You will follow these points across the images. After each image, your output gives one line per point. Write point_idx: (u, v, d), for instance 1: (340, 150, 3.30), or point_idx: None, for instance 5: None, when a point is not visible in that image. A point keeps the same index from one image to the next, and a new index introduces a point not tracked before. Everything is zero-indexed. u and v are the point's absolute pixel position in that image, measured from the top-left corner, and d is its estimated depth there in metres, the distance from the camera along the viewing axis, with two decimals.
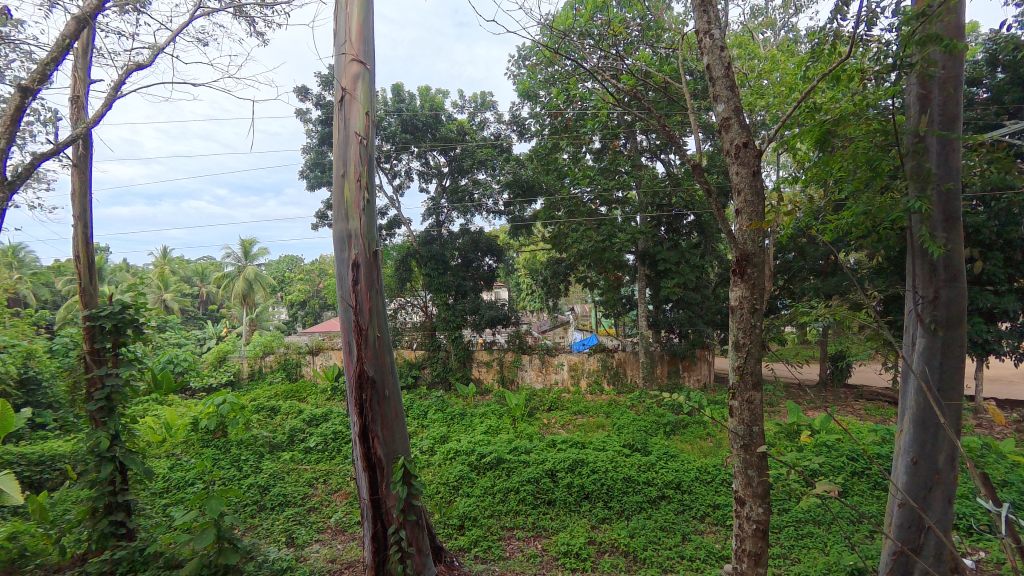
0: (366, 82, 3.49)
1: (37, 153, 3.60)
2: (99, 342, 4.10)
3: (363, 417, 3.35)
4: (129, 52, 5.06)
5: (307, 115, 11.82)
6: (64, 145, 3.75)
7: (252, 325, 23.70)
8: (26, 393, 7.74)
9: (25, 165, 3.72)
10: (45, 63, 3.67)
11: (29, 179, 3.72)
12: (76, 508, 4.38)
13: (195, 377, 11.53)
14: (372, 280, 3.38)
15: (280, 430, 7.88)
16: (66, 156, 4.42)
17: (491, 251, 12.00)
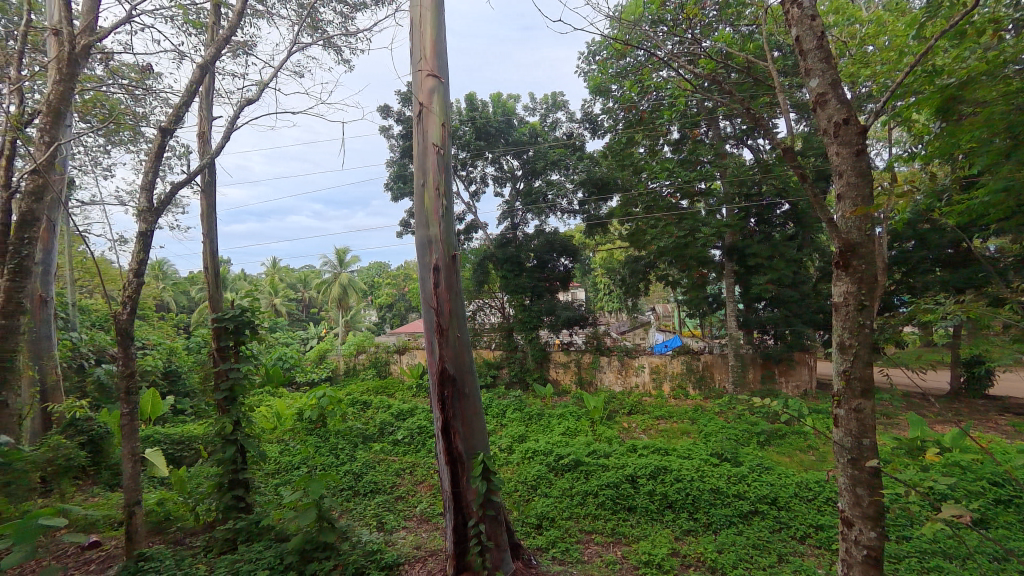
0: (441, 94, 3.66)
1: (174, 182, 4.25)
2: (224, 340, 4.73)
3: (444, 413, 3.50)
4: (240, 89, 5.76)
5: (390, 130, 12.72)
6: (194, 174, 4.38)
7: (347, 325, 26.11)
8: (171, 383, 9.21)
9: (165, 193, 4.41)
10: (179, 107, 4.34)
11: (168, 206, 4.41)
12: (207, 484, 5.11)
13: (300, 373, 12.95)
14: (452, 282, 3.52)
15: (372, 423, 8.55)
16: (196, 184, 5.18)
17: (566, 251, 11.94)
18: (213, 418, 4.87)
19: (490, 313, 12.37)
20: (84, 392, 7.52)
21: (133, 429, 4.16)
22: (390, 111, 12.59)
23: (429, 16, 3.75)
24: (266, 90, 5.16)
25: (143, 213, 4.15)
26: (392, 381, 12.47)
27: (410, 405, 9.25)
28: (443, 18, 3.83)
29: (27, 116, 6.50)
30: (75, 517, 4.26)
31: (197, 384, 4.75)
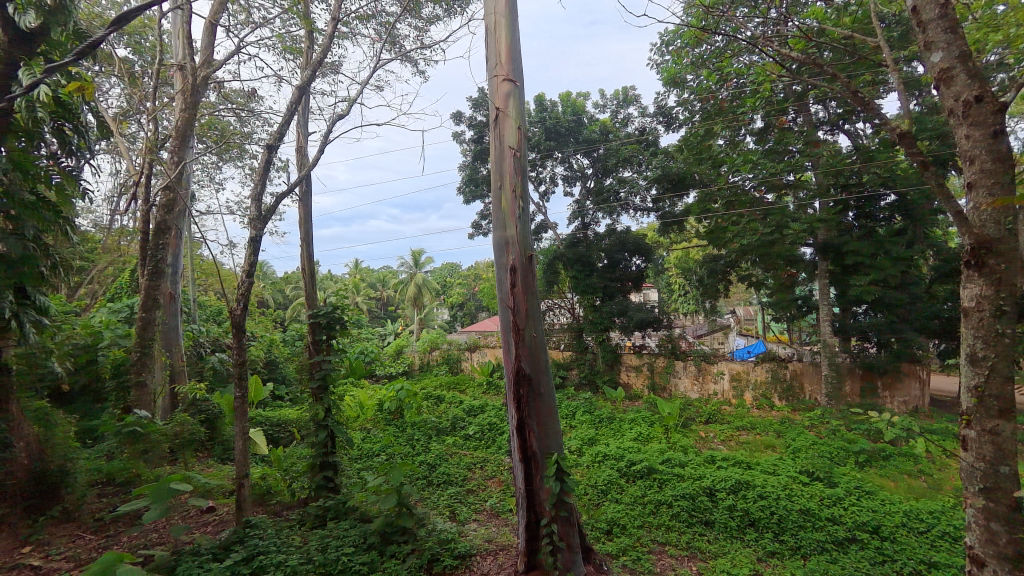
0: (516, 98, 3.72)
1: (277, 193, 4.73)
2: (318, 334, 5.19)
3: (519, 411, 3.55)
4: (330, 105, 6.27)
5: (462, 136, 13.18)
6: (293, 185, 4.84)
7: (421, 323, 27.43)
8: (272, 371, 10.29)
9: (270, 203, 4.92)
10: (282, 125, 4.82)
11: (273, 214, 4.92)
12: (302, 463, 5.64)
13: (380, 366, 13.86)
14: (528, 282, 3.57)
15: (445, 417, 8.92)
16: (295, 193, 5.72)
17: (639, 251, 11.63)
18: (308, 404, 5.35)
19: (559, 313, 12.35)
20: (202, 376, 8.64)
21: (243, 410, 4.70)
22: (462, 116, 13.04)
23: (503, 21, 3.83)
24: (353, 105, 5.59)
25: (253, 220, 4.67)
26: (463, 378, 12.92)
27: (481, 402, 9.53)
28: (517, 24, 3.89)
29: (162, 140, 7.62)
30: (198, 484, 4.91)
31: (295, 373, 5.24)
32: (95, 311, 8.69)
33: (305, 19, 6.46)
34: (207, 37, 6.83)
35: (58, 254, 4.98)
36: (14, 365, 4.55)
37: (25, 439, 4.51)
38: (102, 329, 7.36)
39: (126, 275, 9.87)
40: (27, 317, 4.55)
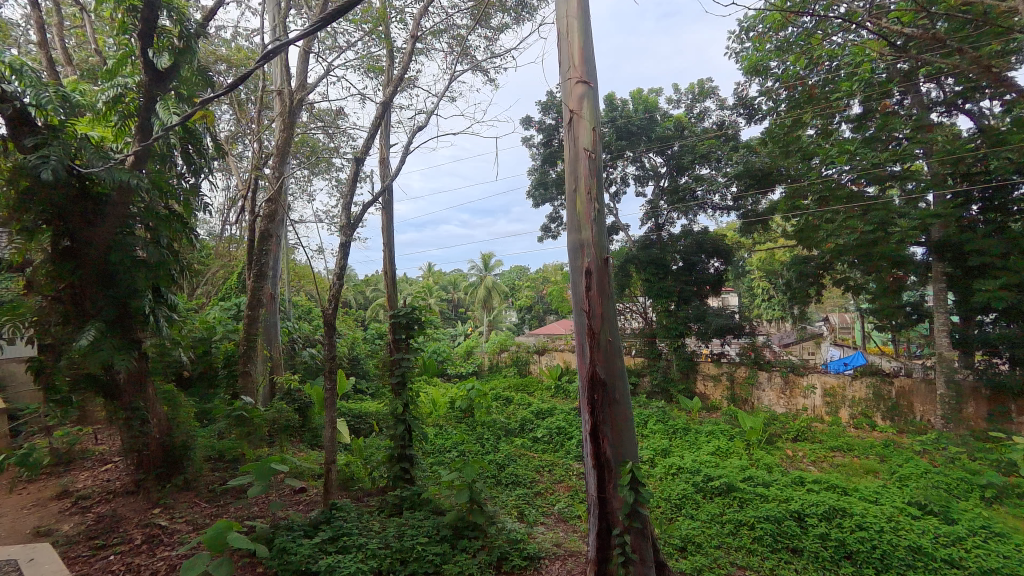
0: (591, 99, 3.69)
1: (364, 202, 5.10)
2: (398, 333, 5.53)
3: (593, 416, 3.50)
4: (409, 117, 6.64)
5: (531, 140, 13.33)
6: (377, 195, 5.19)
7: (490, 325, 28.12)
8: (355, 367, 11.12)
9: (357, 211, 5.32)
10: (368, 139, 5.20)
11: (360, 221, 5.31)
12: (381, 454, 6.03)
13: (452, 365, 14.44)
14: (603, 285, 3.52)
15: (514, 418, 9.16)
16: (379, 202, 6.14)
17: (717, 252, 11.02)
18: (388, 398, 5.70)
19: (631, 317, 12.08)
20: (297, 368, 9.56)
21: (332, 401, 5.13)
22: (531, 121, 13.19)
23: (576, 24, 3.82)
24: (430, 117, 5.88)
25: (343, 227, 5.09)
26: (532, 380, 13.12)
27: (548, 405, 9.72)
28: (590, 25, 3.87)
29: (264, 159, 8.56)
30: (293, 466, 5.44)
31: (377, 368, 5.61)
32: (212, 308, 9.98)
33: (387, 39, 6.90)
34: (301, 64, 7.57)
35: (185, 259, 5.78)
36: (152, 353, 5.35)
37: (158, 416, 5.28)
38: (216, 324, 8.42)
39: (235, 277, 11.20)
40: (162, 313, 5.30)
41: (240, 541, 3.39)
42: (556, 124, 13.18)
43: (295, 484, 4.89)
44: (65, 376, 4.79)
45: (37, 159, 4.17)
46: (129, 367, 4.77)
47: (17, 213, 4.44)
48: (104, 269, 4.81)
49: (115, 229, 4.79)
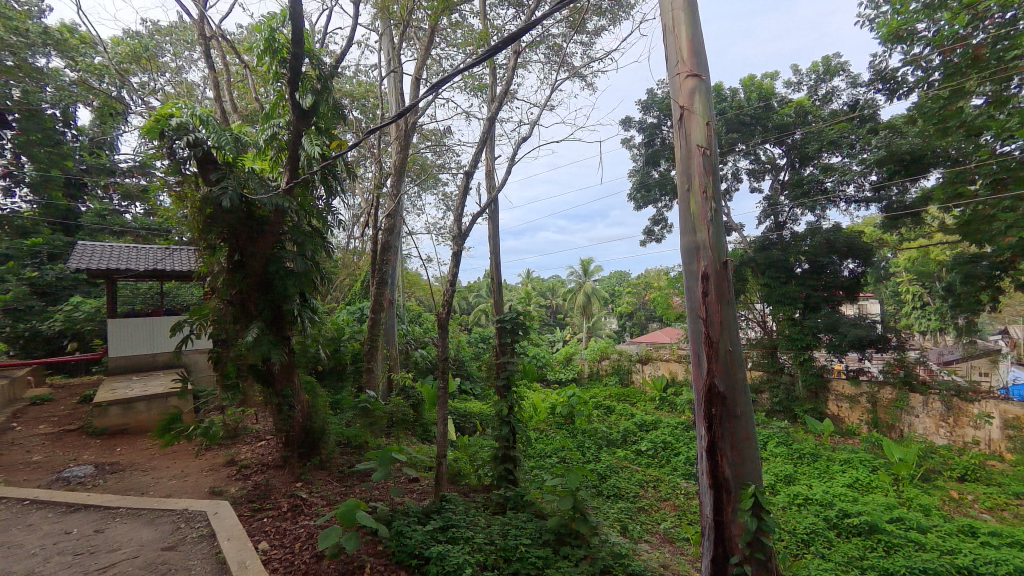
0: (703, 94, 3.52)
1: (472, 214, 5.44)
2: (504, 338, 5.78)
3: (711, 432, 3.31)
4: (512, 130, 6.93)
5: (631, 141, 13.00)
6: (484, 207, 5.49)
7: (589, 331, 28.00)
8: (462, 368, 11.89)
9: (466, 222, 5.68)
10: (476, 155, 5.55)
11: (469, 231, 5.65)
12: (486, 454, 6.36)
13: (551, 372, 14.79)
14: (722, 291, 3.33)
15: (615, 429, 9.32)
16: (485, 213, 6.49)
17: (854, 252, 9.65)
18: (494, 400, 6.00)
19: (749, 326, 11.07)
20: (411, 367, 10.51)
21: (445, 398, 5.54)
22: (631, 121, 12.87)
23: (682, 16, 3.67)
24: (533, 127, 6.08)
25: (455, 237, 5.48)
26: (633, 391, 12.96)
27: (652, 418, 9.59)
28: (698, 16, 3.70)
29: (384, 178, 9.58)
30: (408, 457, 5.98)
31: (484, 370, 5.93)
32: (342, 311, 11.41)
33: (489, 57, 7.30)
34: (413, 90, 8.35)
35: (324, 269, 6.70)
36: (297, 349, 6.31)
37: (303, 403, 6.17)
38: (345, 326, 9.61)
39: (360, 284, 12.68)
40: (306, 316, 6.21)
41: (368, 520, 3.80)
42: (658, 122, 12.65)
43: (411, 474, 5.37)
44: (237, 367, 5.86)
45: (219, 190, 5.20)
46: (281, 360, 5.69)
47: (205, 233, 5.56)
48: (264, 277, 5.80)
49: (272, 244, 5.74)
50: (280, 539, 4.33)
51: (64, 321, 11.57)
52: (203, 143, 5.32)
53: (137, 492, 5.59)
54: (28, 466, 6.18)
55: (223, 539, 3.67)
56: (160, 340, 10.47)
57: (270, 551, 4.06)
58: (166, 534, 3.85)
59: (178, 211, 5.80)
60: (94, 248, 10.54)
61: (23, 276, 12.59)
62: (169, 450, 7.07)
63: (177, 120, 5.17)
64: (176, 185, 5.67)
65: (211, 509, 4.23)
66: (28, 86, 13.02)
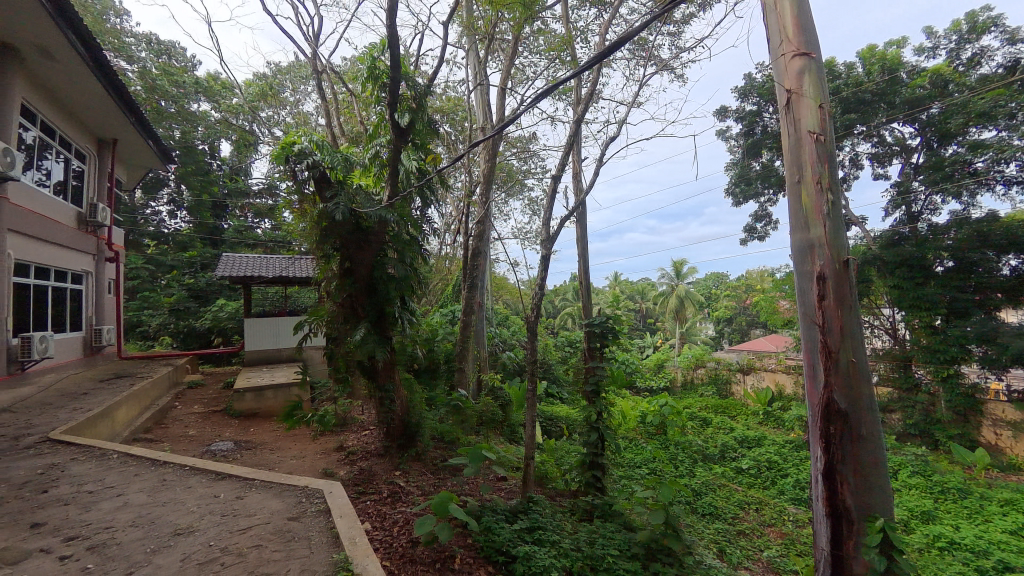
0: (816, 74, 3.19)
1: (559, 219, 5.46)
2: (594, 343, 5.75)
3: (829, 453, 2.98)
4: (599, 131, 6.84)
5: (728, 132, 12.14)
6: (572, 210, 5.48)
7: (683, 337, 26.57)
8: (549, 372, 12.02)
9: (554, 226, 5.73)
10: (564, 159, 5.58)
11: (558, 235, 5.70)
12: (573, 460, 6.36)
13: (641, 379, 14.34)
14: (843, 295, 2.99)
15: (713, 443, 8.78)
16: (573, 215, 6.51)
17: (1016, 246, 8.05)
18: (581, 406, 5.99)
19: (876, 334, 9.72)
20: (500, 369, 10.87)
21: (533, 401, 5.65)
22: (727, 112, 12.03)
23: None
24: (622, 126, 5.96)
25: (544, 241, 5.56)
26: (733, 403, 12.08)
27: (755, 434, 8.92)
28: None
29: (473, 187, 10.04)
30: (497, 456, 6.19)
31: (572, 374, 5.93)
32: (435, 314, 12.15)
33: (574, 60, 7.30)
34: (499, 100, 8.64)
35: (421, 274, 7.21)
36: (397, 348, 6.86)
37: (403, 398, 6.69)
38: (439, 328, 10.26)
39: (452, 288, 13.43)
40: (405, 318, 6.74)
41: (460, 512, 4.01)
42: (758, 108, 11.59)
43: (499, 472, 5.55)
44: (346, 363, 6.55)
45: (333, 206, 5.84)
46: (384, 358, 6.23)
47: (322, 244, 6.31)
48: (369, 283, 6.41)
49: (376, 253, 6.33)
50: (381, 521, 4.75)
51: (212, 319, 13.82)
52: (319, 165, 6.03)
53: (266, 467, 6.50)
54: (188, 438, 7.50)
55: (336, 517, 4.12)
56: (284, 337, 11.99)
57: (373, 532, 4.47)
58: (291, 506, 4.43)
59: (299, 226, 6.65)
60: (235, 258, 12.43)
61: (185, 282, 15.30)
62: (291, 433, 8.10)
63: (299, 146, 5.93)
64: (298, 203, 6.51)
65: (327, 488, 4.77)
66: (186, 127, 15.86)
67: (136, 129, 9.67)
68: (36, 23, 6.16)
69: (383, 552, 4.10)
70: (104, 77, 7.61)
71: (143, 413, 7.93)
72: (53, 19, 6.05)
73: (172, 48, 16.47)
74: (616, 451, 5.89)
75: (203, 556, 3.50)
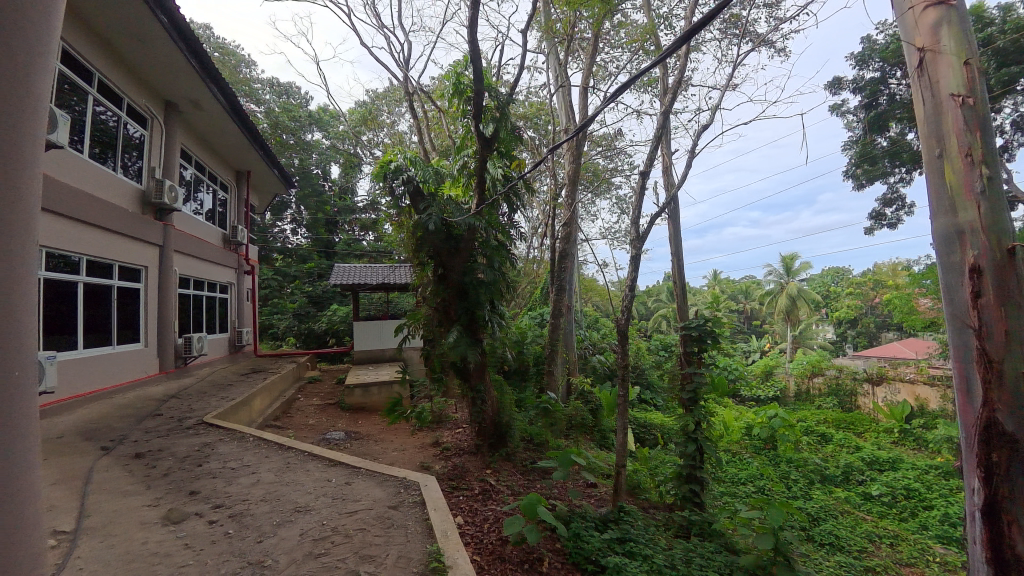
0: (958, 24, 2.61)
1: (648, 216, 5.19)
2: (690, 347, 5.41)
3: (991, 484, 2.43)
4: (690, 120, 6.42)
5: (843, 107, 10.64)
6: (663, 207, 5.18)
7: (796, 342, 23.75)
8: (640, 377, 11.53)
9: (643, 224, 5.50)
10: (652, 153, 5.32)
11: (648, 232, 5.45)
12: (668, 472, 6.02)
13: (746, 387, 13.10)
14: (1008, 291, 2.41)
15: (834, 463, 7.70)
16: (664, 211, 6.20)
17: None
18: (678, 414, 5.65)
19: None
20: (588, 373, 10.70)
21: (625, 408, 5.43)
22: (841, 83, 10.51)
23: None
24: (716, 113, 5.52)
25: (634, 240, 5.36)
26: (859, 417, 10.50)
27: (889, 456, 7.64)
28: None
29: (559, 190, 10.06)
30: (587, 462, 6.07)
31: (668, 380, 5.62)
32: (524, 317, 12.36)
33: (658, 48, 6.93)
34: (581, 100, 8.55)
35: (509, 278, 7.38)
36: (488, 350, 7.10)
37: (494, 399, 6.88)
38: (527, 331, 10.40)
39: (540, 291, 13.57)
40: (495, 320, 6.96)
41: (549, 516, 4.00)
42: (881, 75, 10.00)
43: (589, 479, 5.44)
44: (439, 363, 6.93)
45: (426, 216, 6.25)
46: (475, 360, 6.49)
47: (417, 252, 6.78)
48: (460, 288, 6.74)
49: (466, 259, 6.63)
50: (472, 517, 4.92)
51: (328, 323, 15.58)
52: (413, 179, 6.53)
53: (371, 457, 7.13)
54: (309, 427, 8.53)
55: (431, 509, 4.36)
56: (387, 338, 13.10)
57: (465, 526, 4.66)
58: (392, 495, 4.79)
59: (396, 236, 7.22)
60: (346, 268, 13.89)
61: (306, 291, 17.46)
62: (393, 427, 8.79)
63: (395, 164, 6.45)
64: (395, 215, 7.07)
65: (424, 481, 5.08)
66: (303, 155, 18.18)
67: (264, 161, 11.29)
68: (191, 82, 7.57)
69: (474, 547, 4.25)
70: (239, 120, 9.07)
71: (273, 403, 9.20)
72: (201, 77, 7.38)
73: (291, 88, 19.02)
74: (717, 464, 5.45)
75: (317, 533, 3.93)
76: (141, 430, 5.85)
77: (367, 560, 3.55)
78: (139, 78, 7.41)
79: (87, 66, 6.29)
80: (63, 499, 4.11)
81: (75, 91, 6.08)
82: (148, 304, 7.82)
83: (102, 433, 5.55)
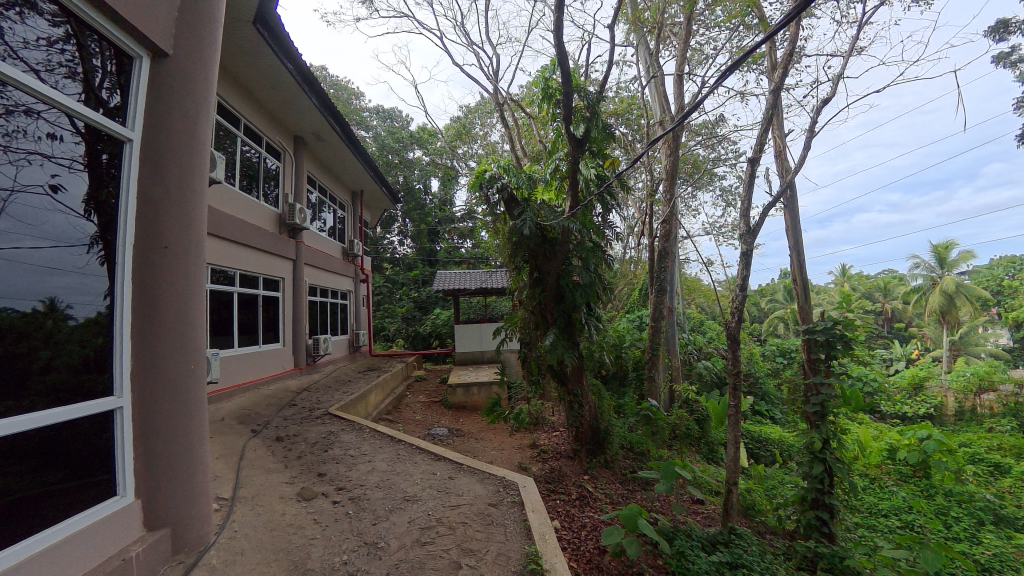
0: None
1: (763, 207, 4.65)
2: (815, 353, 4.76)
3: None
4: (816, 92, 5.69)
5: (1013, 55, 8.55)
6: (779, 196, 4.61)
7: (955, 350, 19.64)
8: (752, 385, 10.47)
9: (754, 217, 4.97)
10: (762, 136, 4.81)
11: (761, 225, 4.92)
12: (790, 494, 5.35)
13: (887, 403, 11.18)
14: None
15: (1014, 500, 6.19)
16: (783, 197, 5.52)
17: None
18: (802, 430, 5.00)
19: None
20: (693, 380, 10.02)
21: (738, 420, 4.93)
22: (1010, 26, 8.45)
23: None
24: (838, 83, 4.82)
25: (744, 234, 4.87)
26: None
27: None
28: None
29: (655, 185, 9.57)
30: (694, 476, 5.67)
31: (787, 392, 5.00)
32: (621, 319, 11.98)
33: (764, 21, 6.27)
34: (676, 89, 8.07)
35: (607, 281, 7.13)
36: (586, 355, 6.97)
37: (592, 405, 6.73)
38: (624, 334, 10.06)
39: (638, 293, 13.07)
40: (592, 323, 6.85)
41: (651, 531, 3.79)
42: None
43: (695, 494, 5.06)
44: (535, 366, 6.99)
45: (520, 221, 6.38)
46: (572, 363, 6.43)
47: (513, 257, 6.94)
48: (557, 291, 6.73)
49: (562, 262, 6.62)
50: (570, 522, 4.89)
51: (432, 326, 16.77)
52: (507, 186, 6.67)
53: (472, 454, 7.50)
54: (416, 422, 9.25)
55: (529, 511, 4.44)
56: (487, 341, 13.69)
57: (562, 530, 4.65)
58: (492, 493, 4.96)
59: (492, 242, 7.51)
60: (448, 275, 14.78)
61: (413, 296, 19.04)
62: (492, 427, 9.14)
63: (490, 173, 6.59)
64: (491, 222, 7.32)
65: (521, 483, 5.18)
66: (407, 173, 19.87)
67: (374, 180, 12.59)
68: (315, 117, 8.74)
69: (571, 553, 4.21)
70: (353, 146, 10.26)
71: (386, 398, 10.16)
72: (322, 111, 8.48)
73: (395, 112, 20.98)
74: (851, 490, 4.70)
75: (424, 522, 4.23)
76: (281, 417, 6.88)
77: (468, 554, 3.73)
78: (275, 119, 8.75)
79: (236, 114, 7.59)
80: (225, 471, 4.99)
81: (228, 135, 7.36)
82: (285, 311, 9.20)
83: (253, 418, 6.65)
